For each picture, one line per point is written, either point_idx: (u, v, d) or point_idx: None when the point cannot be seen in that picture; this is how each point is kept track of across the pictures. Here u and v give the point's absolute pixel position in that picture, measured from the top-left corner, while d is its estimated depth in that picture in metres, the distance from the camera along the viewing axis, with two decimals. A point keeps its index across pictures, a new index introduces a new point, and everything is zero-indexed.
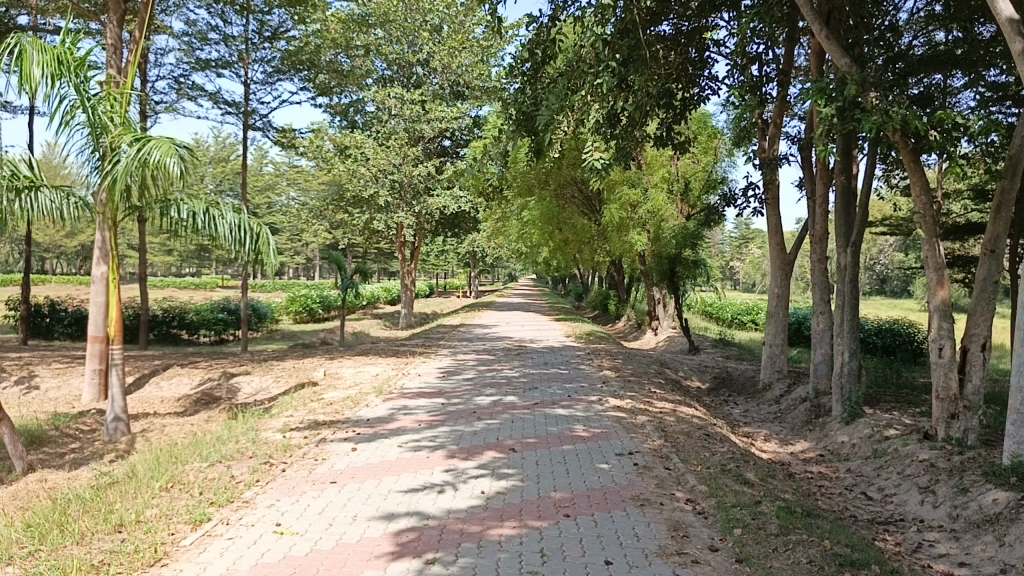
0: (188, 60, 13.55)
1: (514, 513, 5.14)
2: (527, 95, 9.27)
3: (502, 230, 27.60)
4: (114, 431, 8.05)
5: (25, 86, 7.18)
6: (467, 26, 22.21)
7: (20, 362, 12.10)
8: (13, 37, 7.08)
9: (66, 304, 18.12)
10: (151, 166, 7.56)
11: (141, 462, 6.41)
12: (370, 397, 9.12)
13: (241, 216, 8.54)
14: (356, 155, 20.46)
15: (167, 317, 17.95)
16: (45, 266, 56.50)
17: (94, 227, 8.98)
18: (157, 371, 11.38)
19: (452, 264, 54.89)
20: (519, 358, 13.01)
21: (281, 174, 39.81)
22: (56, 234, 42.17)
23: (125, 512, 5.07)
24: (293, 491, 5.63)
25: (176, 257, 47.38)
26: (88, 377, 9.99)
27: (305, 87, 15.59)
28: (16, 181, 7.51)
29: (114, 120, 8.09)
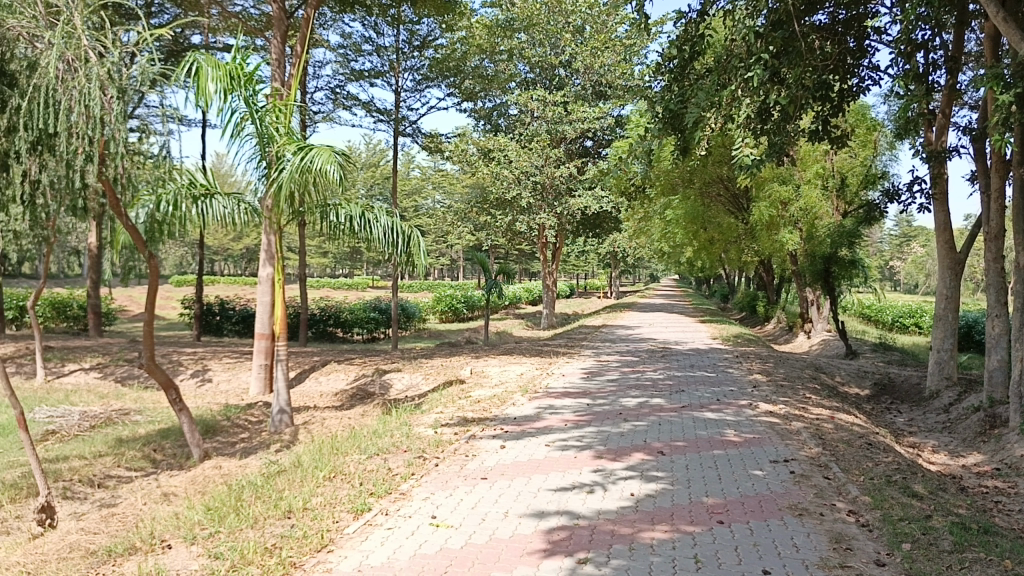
0: (344, 71, 14.19)
1: (665, 516, 5.07)
2: (674, 92, 9.04)
3: (644, 231, 27.30)
4: (280, 423, 8.51)
5: (201, 100, 7.74)
6: (609, 25, 22.00)
7: (195, 357, 13.07)
8: (191, 56, 7.68)
9: (234, 303, 19.47)
10: (313, 173, 8.00)
11: (306, 452, 6.77)
12: (516, 396, 9.25)
13: (394, 219, 9.02)
14: (500, 158, 20.92)
15: (324, 315, 18.97)
16: (215, 268, 61.11)
17: (261, 232, 9.51)
18: (317, 367, 12.01)
19: (592, 263, 54.65)
20: (665, 361, 12.82)
21: (428, 179, 41.15)
22: (225, 237, 45.17)
23: (293, 500, 5.38)
24: (446, 485, 5.80)
25: (331, 259, 49.91)
26: (256, 370, 10.69)
27: (452, 94, 16.01)
28: (193, 188, 8.21)
29: (279, 130, 8.58)
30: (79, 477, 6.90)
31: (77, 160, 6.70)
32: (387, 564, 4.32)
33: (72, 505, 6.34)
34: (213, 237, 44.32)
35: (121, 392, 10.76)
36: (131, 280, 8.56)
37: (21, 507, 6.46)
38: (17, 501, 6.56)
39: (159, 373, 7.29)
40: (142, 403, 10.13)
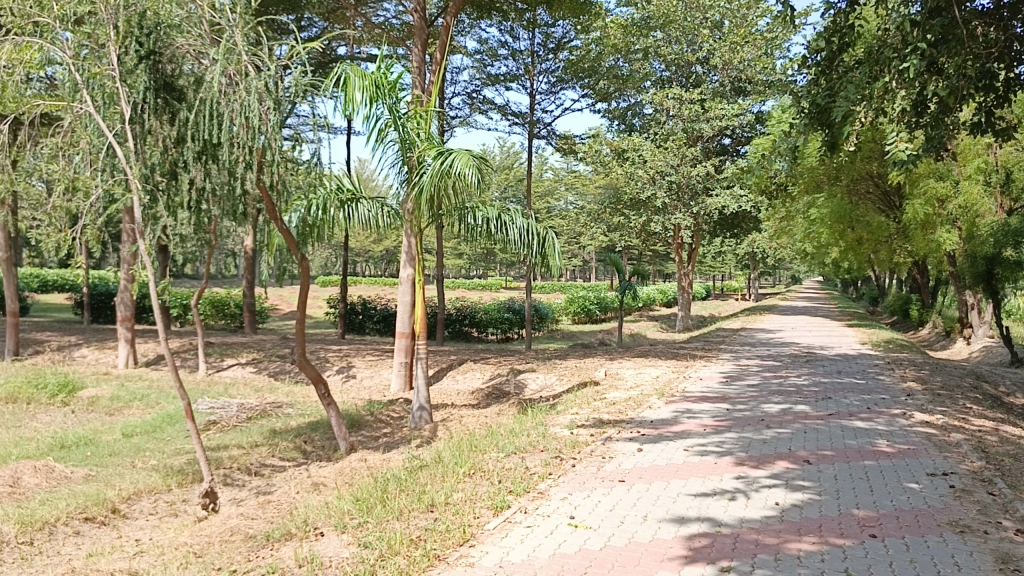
0: (480, 76, 14.47)
1: (812, 528, 4.88)
2: (821, 86, 8.67)
3: (786, 231, 26.34)
4: (420, 419, 8.78)
5: (348, 109, 8.11)
6: (749, 19, 21.37)
7: (341, 354, 13.68)
8: (339, 68, 8.06)
9: (376, 302, 20.25)
10: (452, 177, 8.19)
11: (447, 448, 6.96)
12: (652, 399, 9.15)
13: (529, 221, 9.28)
14: (634, 158, 20.98)
15: (460, 315, 19.52)
16: (357, 270, 63.69)
17: (402, 234, 9.86)
18: (454, 366, 12.31)
19: (730, 264, 53.14)
20: (809, 366, 12.32)
21: (561, 180, 41.34)
22: (367, 240, 47.01)
23: (435, 494, 5.54)
24: (583, 486, 5.81)
25: (466, 260, 50.98)
26: (396, 368, 11.08)
27: (587, 95, 16.05)
28: (340, 194, 8.67)
29: (420, 136, 8.83)
30: (238, 465, 7.39)
31: (238, 168, 7.15)
32: (527, 562, 4.38)
33: (232, 491, 6.79)
34: (356, 239, 46.27)
35: (274, 386, 11.43)
36: (284, 281, 9.08)
37: (187, 491, 6.98)
38: (184, 485, 7.09)
39: (310, 369, 7.67)
40: (293, 396, 10.71)
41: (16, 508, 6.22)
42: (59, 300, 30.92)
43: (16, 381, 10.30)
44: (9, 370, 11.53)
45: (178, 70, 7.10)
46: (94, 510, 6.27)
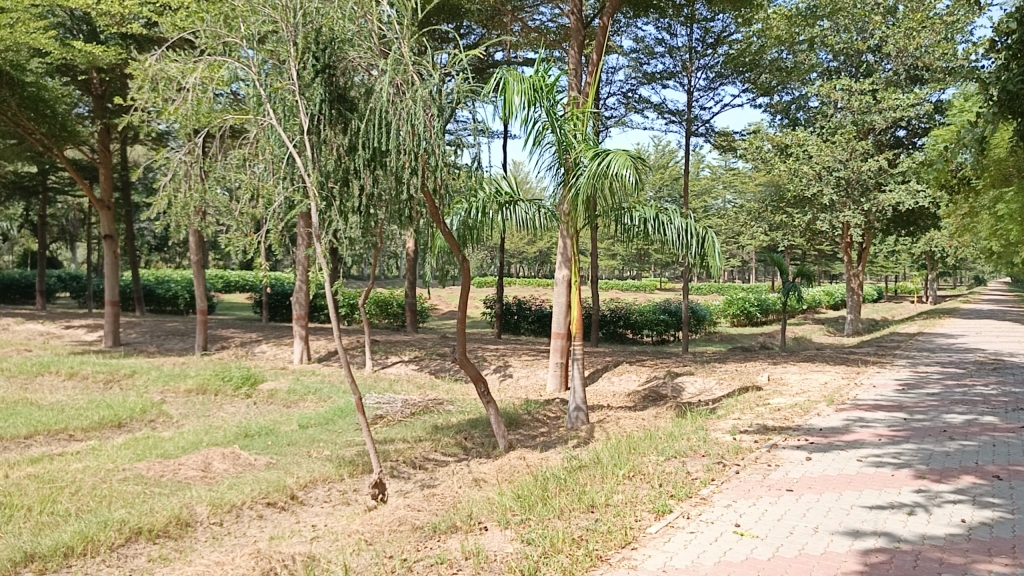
0: (637, 75, 14.34)
1: (1006, 549, 4.50)
2: (1013, 70, 7.96)
3: (969, 228, 24.41)
4: (576, 420, 8.82)
5: (507, 112, 8.26)
6: (927, 2, 19.96)
7: (498, 353, 13.96)
8: (498, 73, 8.23)
9: (531, 303, 20.52)
10: (610, 178, 8.13)
11: (605, 450, 6.94)
12: (820, 406, 8.74)
13: (688, 220, 9.10)
14: (799, 153, 20.18)
15: (614, 317, 19.46)
16: (511, 271, 64.75)
17: (558, 235, 9.95)
18: (610, 367, 12.28)
19: (904, 264, 49.75)
20: (997, 375, 11.35)
21: (719, 178, 40.26)
22: (521, 241, 47.65)
23: (596, 495, 5.54)
24: (748, 494, 5.63)
25: (620, 261, 50.68)
26: (552, 368, 11.17)
27: (748, 90, 15.58)
28: (499, 196, 8.86)
29: (577, 137, 8.84)
30: (403, 458, 7.70)
31: (404, 173, 7.44)
32: (691, 567, 4.31)
33: (398, 483, 7.09)
34: (511, 240, 47.11)
35: (435, 383, 11.82)
36: (445, 282, 9.39)
37: (358, 481, 7.35)
38: (354, 475, 7.47)
39: (471, 368, 7.86)
40: (453, 394, 11.04)
41: (207, 491, 6.77)
42: (241, 299, 33.37)
43: (205, 374, 11.22)
44: (200, 364, 12.57)
45: (350, 81, 7.46)
46: (274, 495, 6.73)
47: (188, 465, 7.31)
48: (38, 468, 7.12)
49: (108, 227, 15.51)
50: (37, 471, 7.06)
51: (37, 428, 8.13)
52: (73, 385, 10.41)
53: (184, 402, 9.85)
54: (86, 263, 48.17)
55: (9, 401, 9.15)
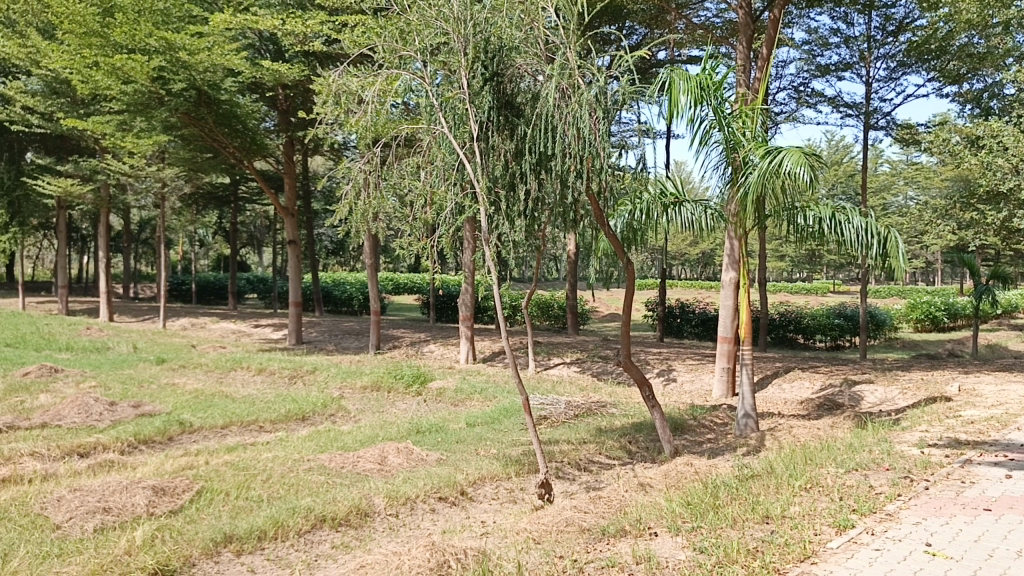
0: (809, 68, 13.74)
1: None
2: None
3: None
4: (745, 427, 8.56)
5: (673, 112, 8.14)
6: None
7: (662, 357, 13.76)
8: (665, 72, 8.11)
9: (694, 306, 20.09)
10: (783, 176, 7.81)
11: (779, 460, 6.69)
12: (1020, 420, 8.00)
13: (868, 219, 8.59)
14: (993, 145, 18.57)
15: (784, 321, 18.85)
16: (673, 273, 63.49)
17: (724, 236, 9.72)
18: (780, 374, 11.83)
19: None
20: None
21: (900, 173, 37.66)
22: (683, 242, 46.73)
23: (771, 506, 5.35)
24: (940, 512, 5.25)
25: (788, 263, 48.50)
26: (719, 373, 10.89)
27: (933, 78, 14.54)
28: (664, 197, 8.75)
29: (746, 135, 8.56)
30: (568, 459, 7.76)
31: (569, 177, 7.48)
32: None
33: (564, 484, 7.15)
34: (674, 242, 46.22)
35: (598, 386, 11.81)
36: (610, 285, 9.38)
37: (524, 480, 7.46)
38: (521, 474, 7.59)
39: (636, 372, 7.78)
40: (616, 397, 10.99)
41: (384, 483, 7.10)
42: (409, 300, 34.72)
43: (379, 371, 11.78)
44: (373, 362, 13.21)
45: (517, 87, 7.61)
46: (446, 490, 6.96)
47: (366, 458, 7.70)
48: (233, 456, 7.73)
49: (291, 233, 16.60)
50: (233, 459, 7.66)
51: (231, 419, 8.82)
52: (262, 379, 11.24)
53: (360, 398, 10.38)
54: (271, 266, 51.81)
55: (208, 393, 9.99)
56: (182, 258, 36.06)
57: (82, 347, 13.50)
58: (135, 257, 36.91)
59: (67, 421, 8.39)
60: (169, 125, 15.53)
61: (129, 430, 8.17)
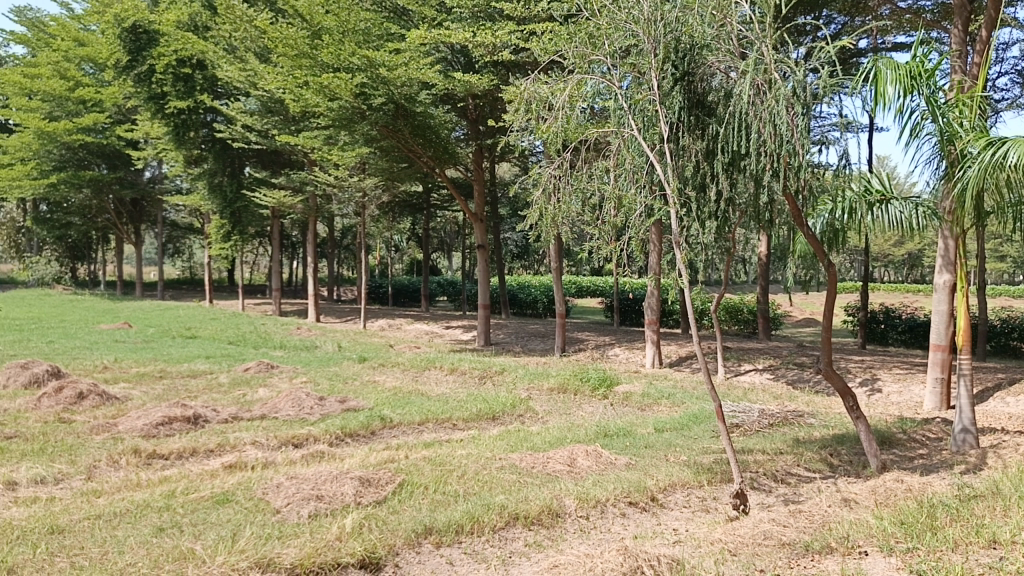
0: None
1: None
2: None
3: None
4: (963, 443, 7.88)
5: (878, 104, 7.63)
6: None
7: (865, 366, 12.95)
8: (870, 62, 7.61)
9: (900, 311, 18.76)
10: (1007, 169, 7.09)
11: (1006, 480, 6.10)
12: None
13: None
14: None
15: (1006, 328, 17.24)
16: (874, 275, 59.52)
17: (938, 235, 9.04)
18: (1004, 387, 10.79)
19: None
20: None
21: None
22: (885, 242, 43.75)
23: (998, 530, 4.88)
24: None
25: (1009, 264, 44.03)
26: (931, 384, 10.10)
27: None
28: (869, 194, 8.23)
29: (964, 126, 7.87)
30: (764, 470, 7.48)
31: (764, 176, 7.13)
32: None
33: (760, 495, 6.89)
34: (874, 242, 43.31)
35: (793, 394, 11.31)
36: (809, 287, 8.96)
37: (718, 489, 7.26)
38: (714, 483, 7.39)
39: (837, 382, 7.36)
40: (814, 406, 10.45)
41: (574, 485, 7.16)
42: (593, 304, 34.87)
43: (567, 374, 11.90)
44: (561, 365, 13.38)
45: (709, 86, 7.41)
46: (636, 495, 6.91)
47: (556, 459, 7.79)
48: (431, 451, 8.08)
49: (479, 238, 17.13)
50: (430, 454, 8.02)
51: (427, 416, 9.23)
52: (454, 379, 11.68)
53: (547, 399, 10.55)
54: (459, 270, 53.84)
55: (406, 391, 10.52)
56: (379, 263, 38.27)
57: (294, 345, 14.63)
58: (338, 262, 39.60)
59: (283, 413, 9.12)
60: (369, 138, 16.41)
61: (336, 423, 8.75)
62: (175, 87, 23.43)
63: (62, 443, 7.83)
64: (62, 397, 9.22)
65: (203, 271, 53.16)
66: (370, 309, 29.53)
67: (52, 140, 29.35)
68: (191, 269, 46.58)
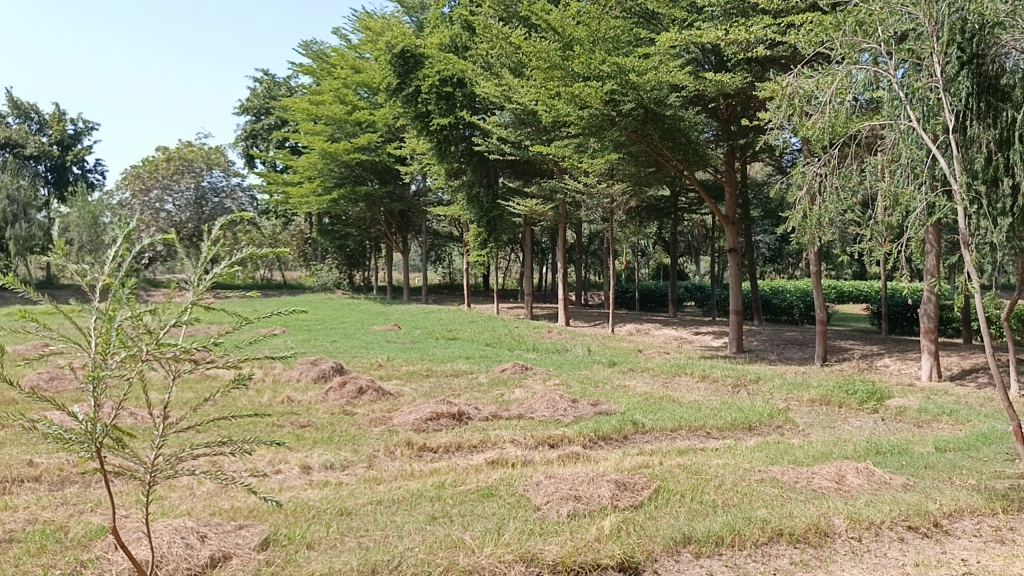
0: None
1: None
2: None
3: None
4: None
5: None
6: None
7: None
8: None
9: None
10: None
11: None
12: None
13: None
14: None
15: None
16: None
17: None
18: None
19: None
20: None
21: None
22: None
23: None
24: None
25: None
26: None
27: None
28: None
29: None
30: None
31: None
32: None
33: None
34: None
35: None
36: None
37: (1016, 519, 6.46)
38: (1010, 511, 6.59)
39: None
40: None
41: (844, 503, 6.71)
42: (856, 312, 32.58)
43: (830, 385, 11.20)
44: (824, 374, 12.63)
45: (1003, 67, 6.70)
46: (916, 520, 6.35)
47: (822, 475, 7.36)
48: (686, 459, 7.97)
49: (732, 241, 16.61)
50: (685, 462, 7.91)
51: (680, 423, 9.10)
52: (707, 386, 11.43)
53: (809, 411, 10.01)
54: (709, 274, 52.59)
55: (657, 396, 10.46)
56: (626, 268, 38.45)
57: (546, 348, 15.07)
58: (586, 267, 40.36)
59: (539, 414, 9.44)
60: (619, 143, 16.62)
61: (590, 426, 8.90)
62: (438, 106, 24.97)
63: (347, 433, 8.67)
64: (346, 391, 10.20)
65: (462, 276, 56.40)
66: (618, 313, 29.80)
67: (334, 160, 32.74)
68: (451, 274, 49.64)
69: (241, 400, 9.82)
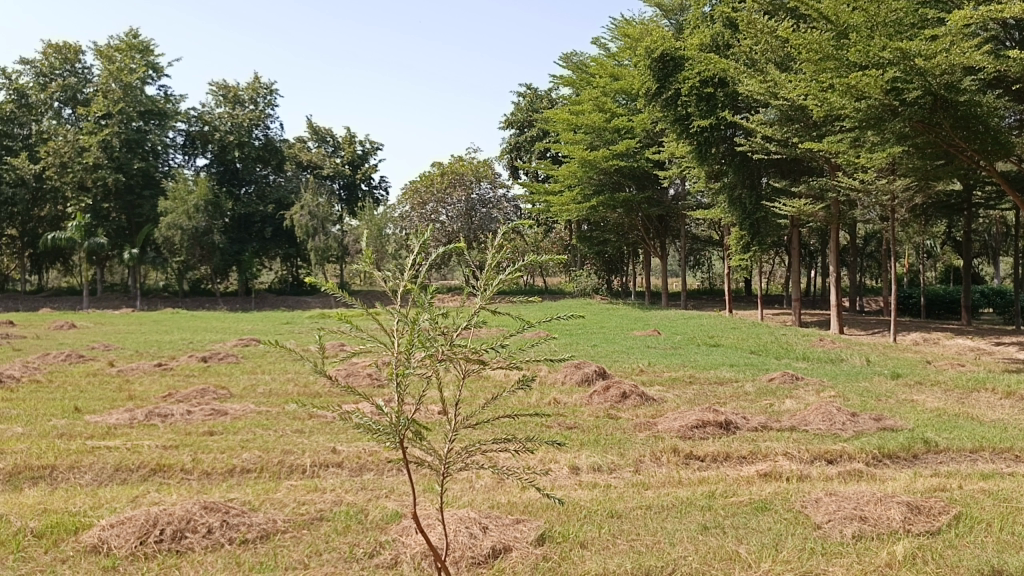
0: None
1: None
2: None
3: None
4: None
5: None
6: None
7: None
8: None
9: None
10: None
11: None
12: None
13: None
14: None
15: None
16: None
17: None
18: None
19: None
20: None
21: None
22: None
23: None
24: None
25: None
26: None
27: None
28: None
29: None
30: None
31: None
32: None
33: None
34: None
35: None
36: None
37: None
38: None
39: None
40: None
41: None
42: None
43: None
44: None
45: None
46: None
47: None
48: (991, 484, 7.12)
49: None
50: (990, 487, 7.07)
51: (982, 444, 8.17)
52: (1014, 403, 10.14)
53: None
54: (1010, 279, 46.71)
55: (953, 413, 9.45)
56: (907, 272, 35.27)
57: (818, 357, 14.22)
58: (860, 272, 37.62)
59: (814, 427, 8.91)
60: (902, 136, 15.31)
61: (873, 442, 8.25)
62: (698, 108, 24.53)
63: (613, 436, 8.75)
64: (609, 395, 10.31)
65: (723, 281, 54.82)
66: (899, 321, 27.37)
67: (593, 168, 33.28)
68: (711, 281, 48.52)
69: (513, 400, 10.30)
